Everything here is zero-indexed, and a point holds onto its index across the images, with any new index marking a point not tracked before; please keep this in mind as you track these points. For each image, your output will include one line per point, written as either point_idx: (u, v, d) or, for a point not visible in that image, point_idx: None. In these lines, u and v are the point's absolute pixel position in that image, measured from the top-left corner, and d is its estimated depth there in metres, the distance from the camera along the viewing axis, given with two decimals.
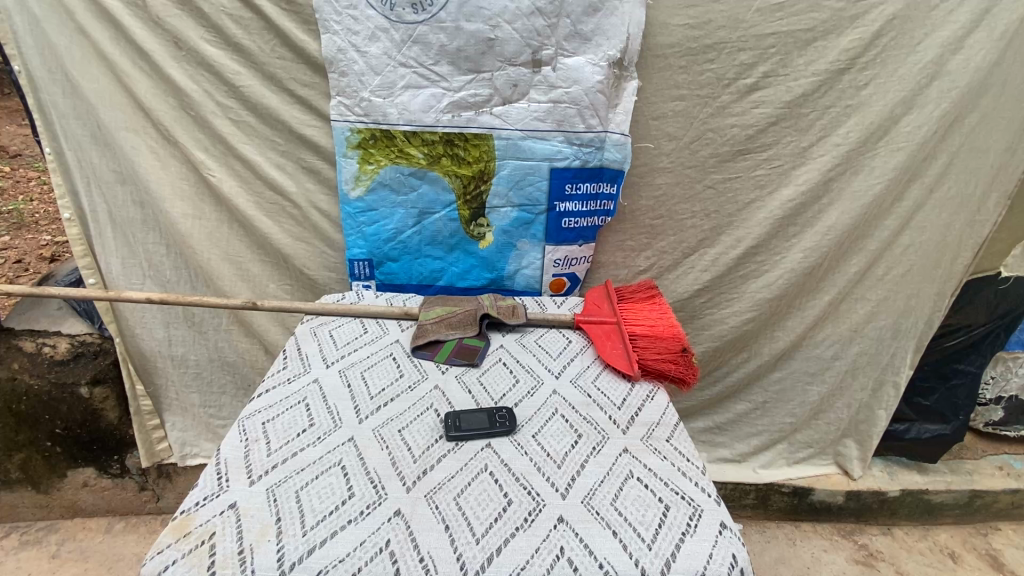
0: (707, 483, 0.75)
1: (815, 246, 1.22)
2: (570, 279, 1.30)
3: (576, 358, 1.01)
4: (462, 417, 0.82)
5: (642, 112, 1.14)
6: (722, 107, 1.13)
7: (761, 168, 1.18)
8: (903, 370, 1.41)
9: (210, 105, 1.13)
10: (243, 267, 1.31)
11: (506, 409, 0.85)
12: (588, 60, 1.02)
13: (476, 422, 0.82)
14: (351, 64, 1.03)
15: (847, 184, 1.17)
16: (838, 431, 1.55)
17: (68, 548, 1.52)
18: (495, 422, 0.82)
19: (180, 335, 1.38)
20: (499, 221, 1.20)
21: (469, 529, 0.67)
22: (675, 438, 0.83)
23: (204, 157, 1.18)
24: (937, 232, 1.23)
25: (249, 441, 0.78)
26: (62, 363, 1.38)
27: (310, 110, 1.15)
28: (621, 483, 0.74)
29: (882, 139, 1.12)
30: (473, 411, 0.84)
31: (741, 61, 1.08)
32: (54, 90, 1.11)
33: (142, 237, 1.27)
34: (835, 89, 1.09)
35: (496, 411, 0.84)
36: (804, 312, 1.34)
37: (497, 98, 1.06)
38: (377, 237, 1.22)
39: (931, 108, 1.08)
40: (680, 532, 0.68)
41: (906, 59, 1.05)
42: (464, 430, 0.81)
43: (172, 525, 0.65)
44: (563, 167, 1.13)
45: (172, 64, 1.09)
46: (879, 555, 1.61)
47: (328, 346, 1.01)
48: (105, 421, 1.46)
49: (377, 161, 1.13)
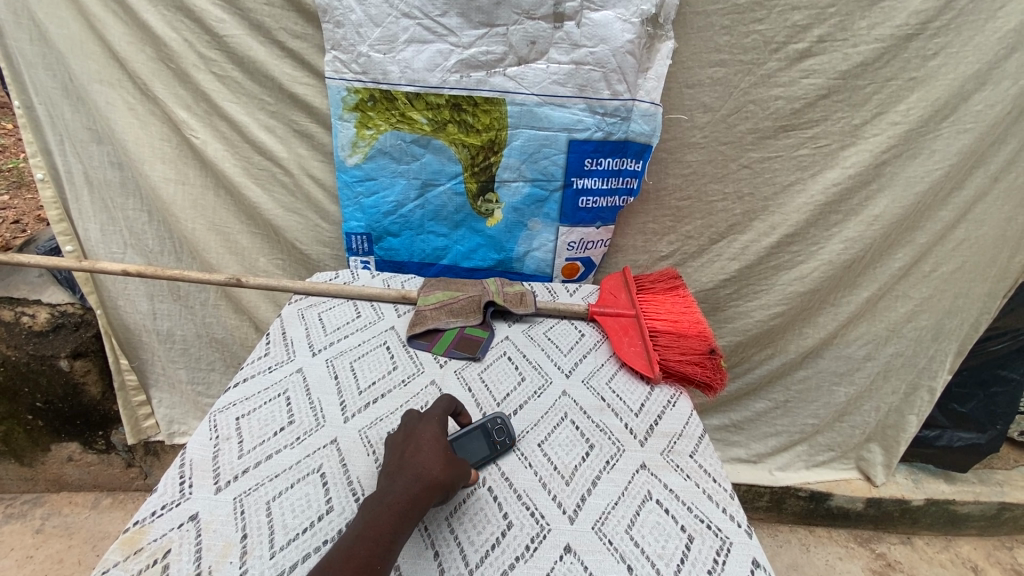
0: (737, 511, 0.65)
1: (858, 236, 1.11)
2: (584, 264, 1.19)
3: (588, 355, 0.91)
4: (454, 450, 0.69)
5: (676, 78, 1.01)
6: (768, 75, 0.99)
7: (806, 147, 1.05)
8: (941, 374, 1.30)
9: (192, 58, 1.02)
10: (231, 238, 1.21)
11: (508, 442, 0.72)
12: (617, 15, 0.89)
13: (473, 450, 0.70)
14: (348, 13, 0.91)
15: (902, 168, 1.04)
16: (864, 435, 1.45)
17: (53, 523, 1.48)
18: (494, 444, 0.71)
19: (165, 309, 1.29)
20: (509, 198, 1.09)
21: (462, 557, 0.58)
22: (700, 453, 0.73)
23: (187, 116, 1.07)
24: (997, 226, 1.10)
25: (219, 440, 0.70)
26: (41, 334, 1.28)
27: (302, 66, 1.03)
28: (638, 507, 0.65)
29: (948, 118, 0.98)
30: (467, 434, 0.71)
31: (794, 22, 0.94)
32: (21, 36, 1.00)
33: (121, 202, 1.17)
34: (899, 59, 0.95)
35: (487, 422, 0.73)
36: (838, 308, 1.23)
37: (513, 57, 0.94)
38: (376, 210, 1.11)
39: (1007, 85, 0.94)
40: (706, 570, 0.58)
41: (985, 26, 0.91)
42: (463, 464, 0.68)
43: (122, 539, 0.56)
44: (583, 140, 1.01)
45: (147, 8, 0.97)
46: (896, 566, 1.54)
47: (316, 330, 0.92)
48: (87, 395, 1.39)
49: (376, 126, 1.01)
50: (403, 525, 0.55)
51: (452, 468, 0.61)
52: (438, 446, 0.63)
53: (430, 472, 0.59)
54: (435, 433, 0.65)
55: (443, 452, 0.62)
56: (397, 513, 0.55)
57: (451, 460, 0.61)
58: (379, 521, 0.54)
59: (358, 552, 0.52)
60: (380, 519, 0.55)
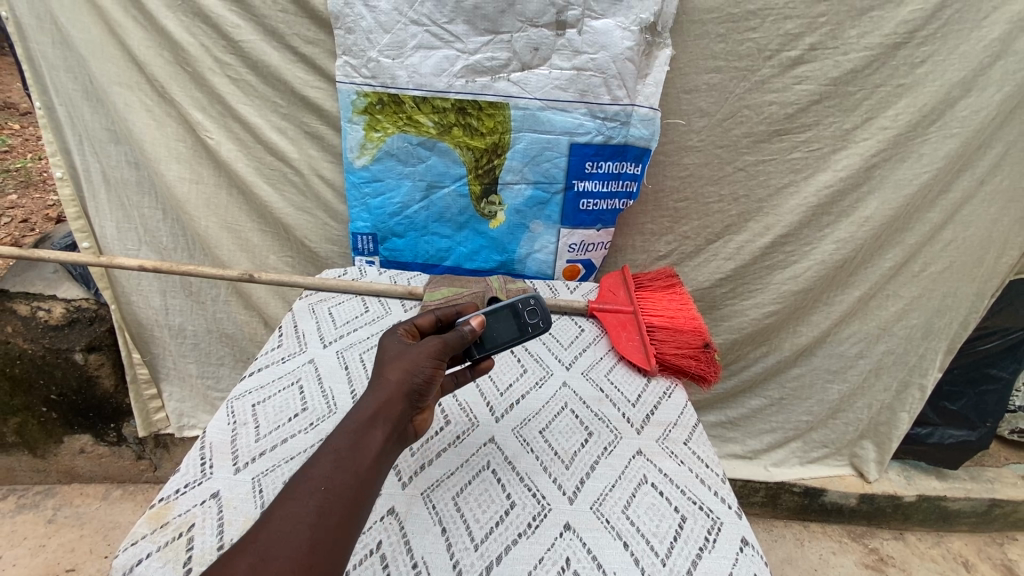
0: (727, 494, 0.69)
1: (849, 236, 1.14)
2: (585, 266, 1.23)
3: (588, 349, 0.95)
4: (485, 330, 0.74)
5: (673, 84, 1.05)
6: (762, 81, 1.03)
7: (799, 150, 1.09)
8: (931, 372, 1.33)
9: (208, 61, 1.06)
10: (242, 235, 1.25)
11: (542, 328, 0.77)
12: (617, 23, 0.93)
13: (506, 332, 0.75)
14: (359, 20, 0.95)
15: (891, 171, 1.08)
16: (857, 432, 1.48)
17: (64, 513, 1.51)
18: (524, 325, 0.76)
19: (177, 305, 1.33)
20: (511, 200, 1.13)
21: (468, 533, 0.62)
22: (694, 441, 0.77)
23: (202, 117, 1.11)
24: (983, 227, 1.14)
25: (237, 424, 0.74)
26: (57, 328, 1.32)
27: (314, 70, 1.07)
28: (634, 489, 0.69)
29: (935, 123, 1.02)
30: (499, 314, 0.76)
31: (787, 30, 0.98)
32: (43, 40, 1.04)
33: (136, 200, 1.21)
34: (888, 66, 0.99)
35: (517, 304, 0.77)
36: (831, 306, 1.27)
37: (517, 63, 0.98)
38: (382, 211, 1.15)
39: (992, 91, 0.98)
40: (697, 547, 0.62)
41: (970, 35, 0.95)
42: (498, 342, 0.74)
43: (149, 514, 0.60)
44: (584, 143, 1.05)
45: (167, 14, 1.02)
46: (889, 561, 1.57)
47: (327, 324, 0.95)
48: (100, 388, 1.42)
49: (384, 128, 1.05)
50: (360, 441, 0.54)
51: (408, 369, 0.59)
52: (399, 355, 0.61)
53: (386, 386, 0.58)
54: (400, 344, 0.64)
55: (404, 358, 0.60)
56: (354, 432, 0.54)
57: (407, 361, 0.60)
58: (333, 442, 0.53)
59: (309, 476, 0.50)
60: (336, 441, 0.53)
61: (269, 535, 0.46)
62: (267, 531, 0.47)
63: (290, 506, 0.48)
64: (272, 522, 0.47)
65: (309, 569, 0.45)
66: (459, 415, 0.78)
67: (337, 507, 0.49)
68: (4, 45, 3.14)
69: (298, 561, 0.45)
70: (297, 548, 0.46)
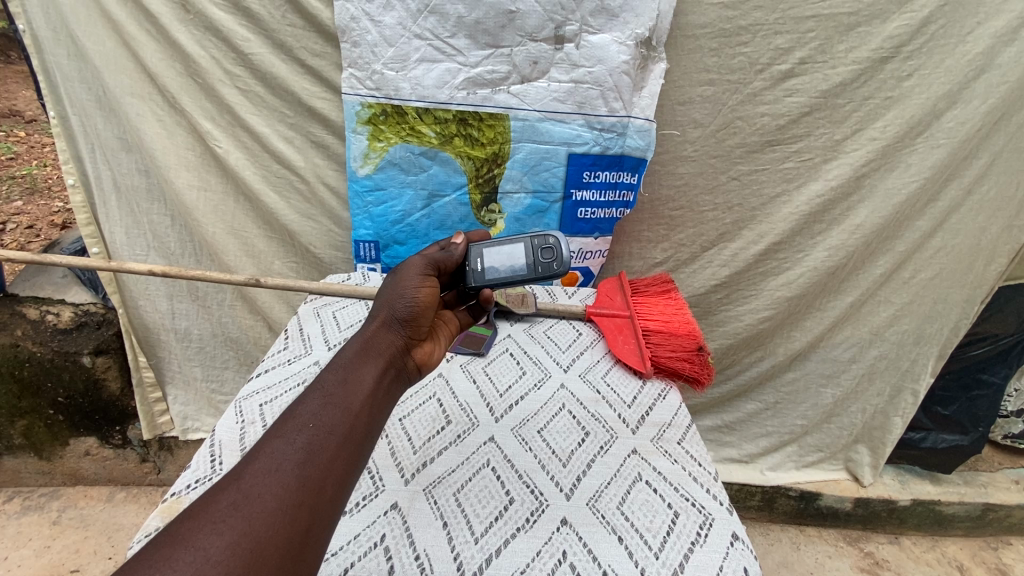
0: (719, 491, 0.71)
1: (841, 244, 1.17)
2: (583, 273, 1.25)
3: (585, 352, 0.97)
4: (494, 261, 0.79)
5: (669, 95, 1.08)
6: (754, 94, 1.07)
7: (791, 160, 1.13)
8: (924, 377, 1.35)
9: (218, 73, 1.10)
10: (248, 241, 1.28)
11: (551, 271, 0.78)
12: (614, 38, 0.96)
13: (512, 268, 0.79)
14: (364, 34, 0.98)
15: (880, 181, 1.11)
16: (851, 436, 1.50)
17: (68, 515, 1.53)
18: (535, 266, 0.79)
19: (184, 309, 1.36)
20: (511, 208, 1.16)
21: (468, 527, 0.64)
22: (687, 440, 0.79)
23: (211, 127, 1.14)
24: (971, 235, 1.17)
25: (245, 423, 0.76)
26: (65, 332, 1.35)
27: (321, 81, 1.10)
28: (629, 486, 0.71)
29: (922, 134, 1.05)
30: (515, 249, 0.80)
31: (777, 45, 1.02)
32: (59, 51, 1.08)
33: (146, 207, 1.25)
34: (875, 79, 1.03)
35: (534, 240, 0.80)
36: (824, 312, 1.29)
37: (517, 76, 1.01)
38: (385, 219, 1.17)
39: (977, 103, 1.01)
40: (689, 541, 0.64)
41: (954, 50, 0.98)
42: (500, 275, 0.78)
43: (163, 507, 0.63)
44: (582, 153, 1.08)
45: (179, 28, 1.05)
46: (884, 564, 1.58)
47: (331, 328, 0.98)
48: (107, 391, 1.45)
49: (387, 139, 1.08)
50: (347, 380, 0.55)
51: (391, 307, 0.63)
52: (386, 292, 0.66)
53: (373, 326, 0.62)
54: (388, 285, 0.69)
55: (390, 294, 0.65)
56: (342, 371, 0.56)
57: (391, 303, 0.64)
58: (322, 382, 0.55)
59: (300, 411, 0.51)
60: (325, 380, 0.55)
61: (256, 472, 0.46)
62: (255, 467, 0.47)
63: (277, 444, 0.49)
64: (259, 461, 0.48)
65: (299, 504, 0.46)
66: (459, 416, 0.81)
67: (327, 441, 0.50)
68: (13, 53, 3.19)
69: (286, 498, 0.45)
70: (285, 485, 0.46)
